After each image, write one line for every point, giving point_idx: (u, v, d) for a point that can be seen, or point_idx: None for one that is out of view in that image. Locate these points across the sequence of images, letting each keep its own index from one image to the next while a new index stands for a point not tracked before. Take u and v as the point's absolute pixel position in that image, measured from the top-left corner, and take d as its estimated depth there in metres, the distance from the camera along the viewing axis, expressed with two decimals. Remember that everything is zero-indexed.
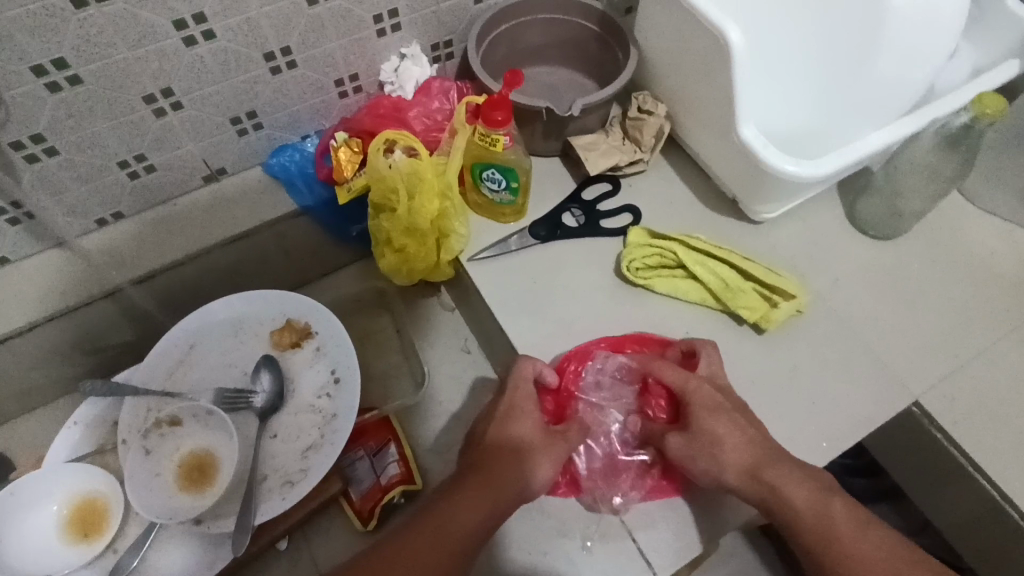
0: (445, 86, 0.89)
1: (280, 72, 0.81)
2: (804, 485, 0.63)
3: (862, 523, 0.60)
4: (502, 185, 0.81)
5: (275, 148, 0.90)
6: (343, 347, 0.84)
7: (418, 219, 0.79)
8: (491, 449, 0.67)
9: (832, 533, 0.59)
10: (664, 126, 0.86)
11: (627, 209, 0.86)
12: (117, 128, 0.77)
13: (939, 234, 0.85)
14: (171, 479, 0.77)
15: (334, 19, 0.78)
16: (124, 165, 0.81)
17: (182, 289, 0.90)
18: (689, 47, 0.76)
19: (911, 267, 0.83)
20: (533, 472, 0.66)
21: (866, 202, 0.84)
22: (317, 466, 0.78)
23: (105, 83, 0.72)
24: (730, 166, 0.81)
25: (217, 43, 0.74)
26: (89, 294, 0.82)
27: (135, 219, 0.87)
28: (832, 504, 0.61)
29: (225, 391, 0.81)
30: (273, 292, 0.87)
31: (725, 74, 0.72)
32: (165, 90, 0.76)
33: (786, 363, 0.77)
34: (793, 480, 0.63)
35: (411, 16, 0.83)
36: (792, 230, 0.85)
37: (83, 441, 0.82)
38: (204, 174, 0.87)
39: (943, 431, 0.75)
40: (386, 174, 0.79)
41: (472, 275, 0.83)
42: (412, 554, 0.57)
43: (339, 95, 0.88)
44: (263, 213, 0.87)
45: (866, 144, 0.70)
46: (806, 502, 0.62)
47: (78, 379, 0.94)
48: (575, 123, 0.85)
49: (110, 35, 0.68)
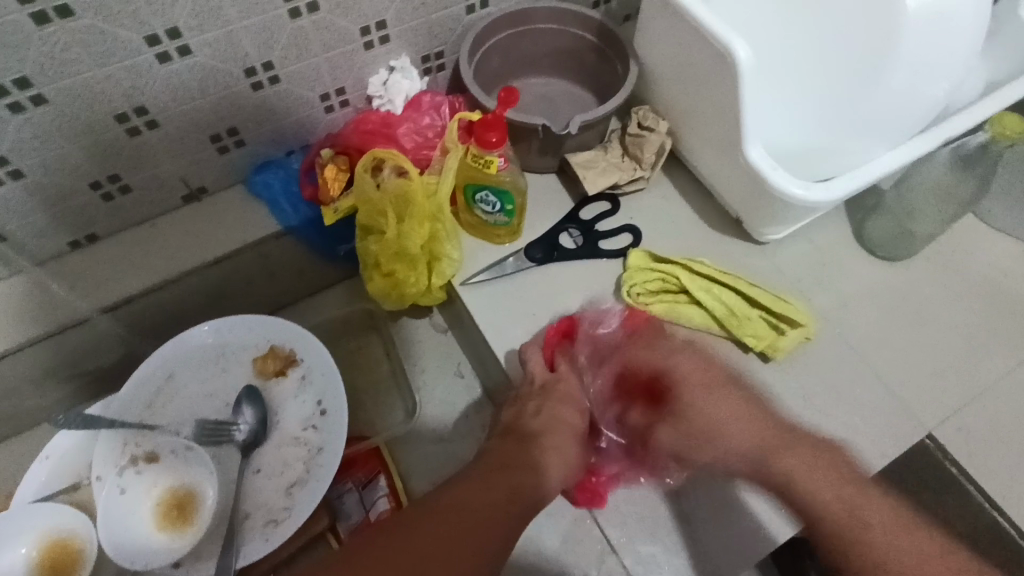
0: (436, 100, 0.85)
1: (262, 87, 0.77)
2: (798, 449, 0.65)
3: (905, 526, 0.58)
4: (497, 207, 0.77)
5: (258, 165, 0.86)
6: (328, 376, 0.80)
7: (409, 243, 0.76)
8: (515, 440, 0.67)
9: (855, 535, 0.58)
10: (666, 143, 0.82)
11: (627, 229, 0.82)
12: (88, 148, 0.72)
13: (950, 255, 0.82)
14: (149, 515, 0.73)
15: (318, 32, 0.74)
16: (98, 186, 0.77)
17: (162, 313, 0.86)
18: (692, 62, 0.73)
19: (923, 290, 0.79)
20: (545, 476, 0.64)
21: (875, 223, 0.81)
22: (301, 504, 0.74)
23: (73, 102, 0.67)
24: (733, 185, 0.78)
25: (193, 59, 0.69)
26: (62, 321, 0.78)
27: (110, 241, 0.83)
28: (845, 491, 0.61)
29: (206, 422, 0.76)
30: (255, 317, 0.83)
31: (732, 93, 0.68)
32: (139, 109, 0.71)
33: (794, 392, 0.73)
34: (812, 471, 0.63)
35: (400, 28, 0.79)
36: (799, 250, 0.82)
37: (52, 477, 0.77)
38: (183, 193, 0.83)
39: (958, 465, 0.72)
40: (371, 195, 0.76)
41: (465, 300, 0.79)
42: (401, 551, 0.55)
43: (325, 109, 0.84)
44: (245, 234, 0.83)
45: (877, 166, 0.67)
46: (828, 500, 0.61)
47: (53, 406, 0.90)
48: (572, 140, 0.81)
49: (75, 52, 0.63)
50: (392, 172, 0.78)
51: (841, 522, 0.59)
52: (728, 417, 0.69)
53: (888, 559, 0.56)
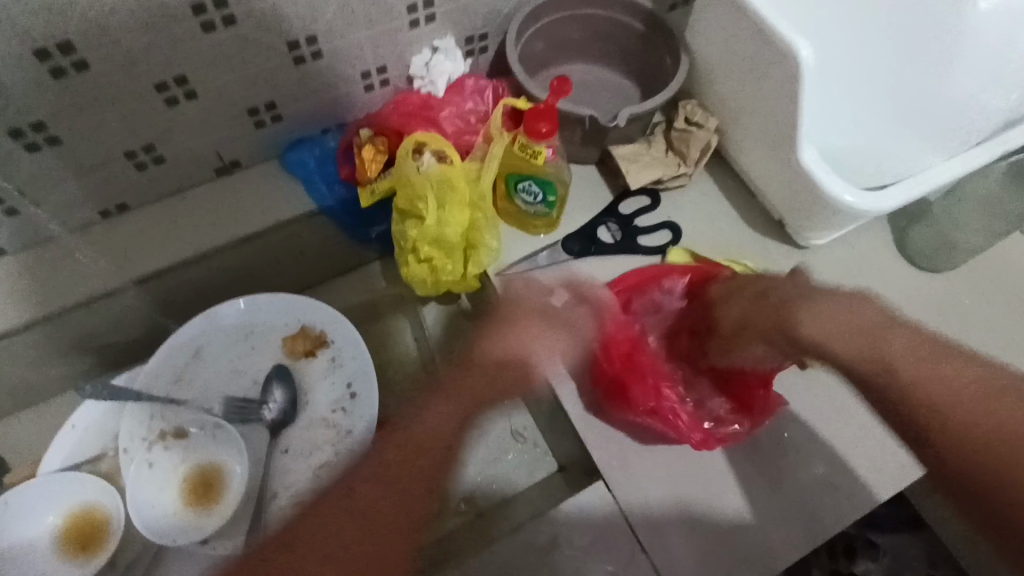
0: (479, 85, 0.83)
1: (304, 62, 0.75)
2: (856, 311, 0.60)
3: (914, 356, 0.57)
4: (539, 198, 0.76)
5: (293, 141, 0.84)
6: (359, 360, 0.79)
7: (447, 231, 0.75)
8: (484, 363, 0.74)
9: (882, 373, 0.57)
10: (713, 140, 0.80)
11: (666, 226, 0.81)
12: (127, 117, 0.71)
13: (994, 267, 0.80)
14: (176, 492, 0.75)
15: (365, 8, 0.72)
16: (132, 156, 0.75)
17: (192, 287, 0.85)
18: (749, 58, 0.71)
19: (966, 302, 0.78)
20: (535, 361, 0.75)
21: (918, 232, 0.81)
22: (330, 486, 0.73)
23: (114, 69, 0.65)
24: (781, 189, 0.76)
25: (238, 30, 0.67)
26: (89, 293, 0.77)
27: (141, 212, 0.81)
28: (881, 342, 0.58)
29: (235, 399, 0.79)
30: (286, 295, 0.81)
31: (789, 94, 0.66)
32: (179, 79, 0.70)
33: (828, 401, 0.74)
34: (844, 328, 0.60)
35: (446, 7, 0.76)
36: (841, 257, 0.81)
37: (82, 446, 0.76)
38: (217, 166, 0.82)
39: None
40: (414, 178, 0.75)
41: (500, 290, 0.78)
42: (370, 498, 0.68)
43: (364, 88, 0.82)
44: (279, 211, 0.82)
45: (936, 177, 0.65)
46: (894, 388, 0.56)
47: (77, 376, 0.89)
48: (617, 132, 0.79)
49: (119, 18, 0.61)
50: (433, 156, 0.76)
51: (881, 368, 0.57)
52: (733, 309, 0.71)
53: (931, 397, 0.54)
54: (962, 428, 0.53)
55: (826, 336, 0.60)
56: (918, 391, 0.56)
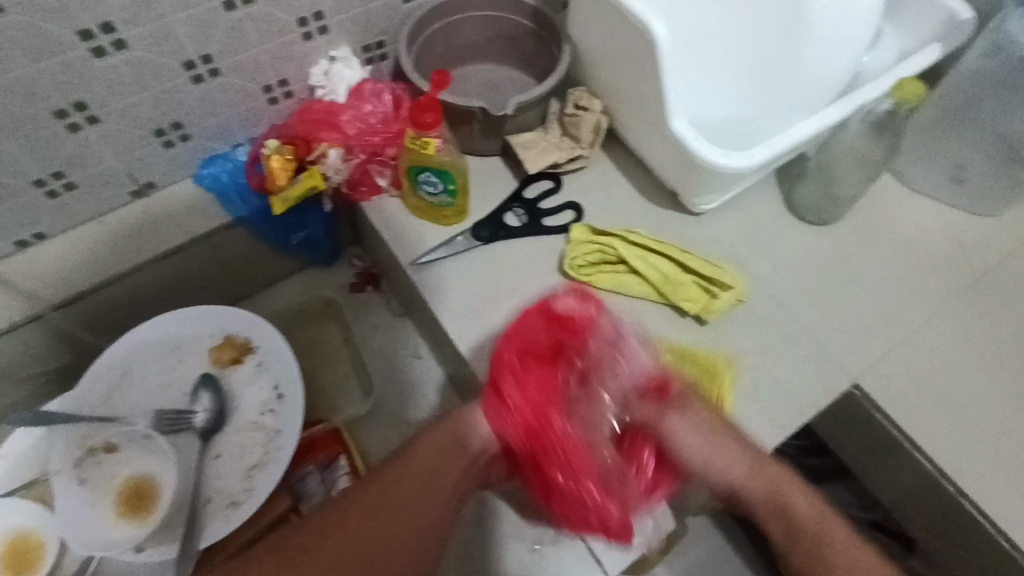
0: (377, 88, 0.86)
1: (202, 80, 0.77)
2: (801, 495, 0.67)
3: (829, 520, 0.66)
4: (440, 188, 0.80)
5: (204, 159, 0.87)
6: (285, 362, 0.81)
7: (659, 268, 0.79)
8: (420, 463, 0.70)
9: (822, 543, 0.65)
10: (602, 121, 0.85)
11: (569, 206, 0.85)
12: (29, 146, 0.73)
13: (873, 216, 0.86)
14: (109, 507, 0.75)
15: (255, 23, 0.75)
16: (41, 184, 0.77)
17: (118, 309, 0.88)
18: (620, 41, 0.76)
19: (850, 251, 0.84)
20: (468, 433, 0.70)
21: (802, 189, 0.85)
22: (261, 486, 0.76)
23: (11, 99, 0.68)
24: (667, 160, 0.81)
25: (130, 53, 0.70)
26: (12, 320, 0.80)
27: (59, 239, 0.83)
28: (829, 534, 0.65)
29: (165, 412, 0.78)
30: (208, 308, 0.83)
31: (654, 67, 0.72)
32: (78, 104, 0.72)
33: (728, 350, 0.78)
34: (804, 500, 0.67)
35: (337, 18, 0.81)
36: (733, 218, 0.86)
37: (11, 476, 0.77)
38: (131, 189, 0.84)
39: (882, 411, 0.77)
40: (645, 273, 0.79)
41: (416, 279, 0.82)
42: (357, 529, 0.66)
43: (269, 101, 0.85)
44: (195, 226, 0.85)
45: (794, 134, 0.70)
46: (806, 515, 0.66)
47: (11, 407, 0.91)
48: (512, 122, 0.84)
49: (8, 48, 0.64)
50: (320, 154, 0.84)
51: (816, 544, 0.65)
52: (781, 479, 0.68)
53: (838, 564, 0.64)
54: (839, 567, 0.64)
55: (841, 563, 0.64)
56: (818, 534, 0.66)
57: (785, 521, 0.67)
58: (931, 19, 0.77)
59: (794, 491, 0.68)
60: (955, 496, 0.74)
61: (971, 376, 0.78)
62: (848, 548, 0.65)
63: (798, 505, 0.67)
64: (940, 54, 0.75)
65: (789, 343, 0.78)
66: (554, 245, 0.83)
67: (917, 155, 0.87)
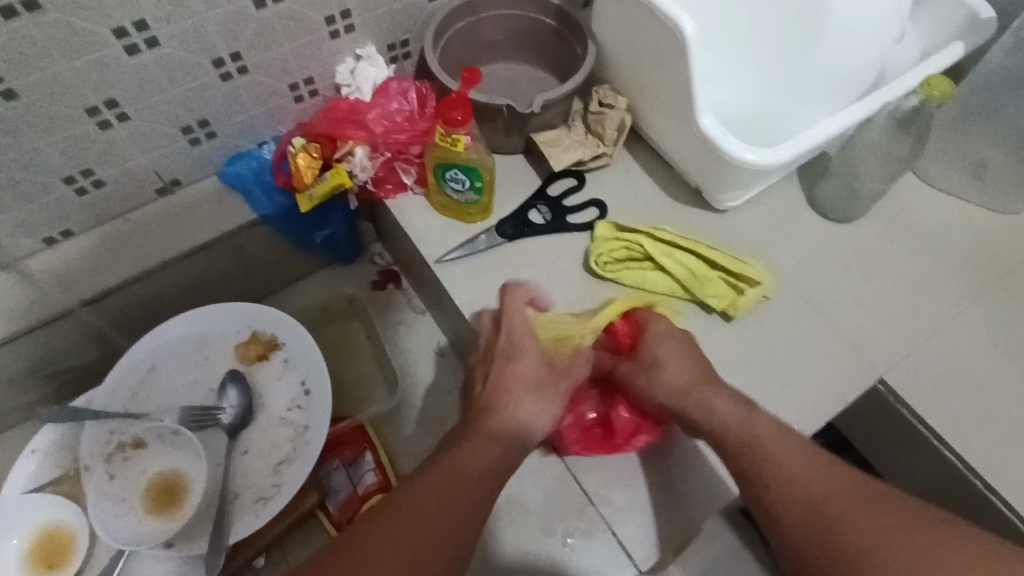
0: (403, 86, 0.86)
1: (231, 78, 0.78)
2: (725, 400, 0.68)
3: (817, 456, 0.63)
4: (466, 185, 0.80)
5: (230, 156, 0.87)
6: (311, 359, 0.82)
7: (687, 264, 0.79)
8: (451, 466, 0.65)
9: (753, 440, 0.65)
10: (625, 120, 0.86)
11: (593, 204, 0.86)
12: (59, 144, 0.74)
13: (896, 213, 0.87)
14: (139, 503, 0.76)
15: (284, 22, 0.76)
16: (70, 181, 0.78)
17: (143, 306, 0.88)
18: (645, 39, 0.76)
19: (873, 247, 0.84)
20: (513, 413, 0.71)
21: (826, 186, 0.85)
22: (290, 480, 0.76)
23: (45, 96, 0.69)
24: (692, 157, 0.81)
25: (161, 51, 0.71)
26: (40, 318, 0.80)
27: (86, 236, 0.84)
28: (753, 421, 0.66)
29: (192, 408, 0.79)
30: (234, 305, 0.84)
31: (681, 65, 0.72)
32: (109, 102, 0.73)
33: (755, 345, 0.78)
34: (718, 396, 0.69)
35: (363, 17, 0.81)
36: (755, 215, 0.86)
37: (42, 470, 0.77)
38: (158, 187, 0.85)
39: (908, 406, 0.77)
40: (670, 269, 0.79)
41: (441, 277, 0.82)
42: (395, 541, 0.59)
43: (294, 99, 0.85)
44: (221, 223, 0.85)
45: (820, 130, 0.71)
46: (727, 416, 0.67)
47: (35, 404, 0.92)
48: (536, 119, 0.84)
49: (44, 45, 0.65)
50: (347, 151, 0.85)
51: (745, 441, 0.65)
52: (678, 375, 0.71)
53: (785, 468, 0.63)
54: (797, 483, 0.62)
55: (787, 480, 0.62)
56: (744, 434, 0.66)
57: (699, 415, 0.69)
58: (954, 16, 0.77)
59: (725, 403, 0.68)
60: (982, 492, 0.74)
61: (997, 371, 0.78)
62: (816, 467, 0.63)
63: (711, 400, 0.69)
64: (962, 52, 0.75)
65: (816, 339, 0.78)
66: (579, 242, 0.84)
67: (938, 151, 0.87)
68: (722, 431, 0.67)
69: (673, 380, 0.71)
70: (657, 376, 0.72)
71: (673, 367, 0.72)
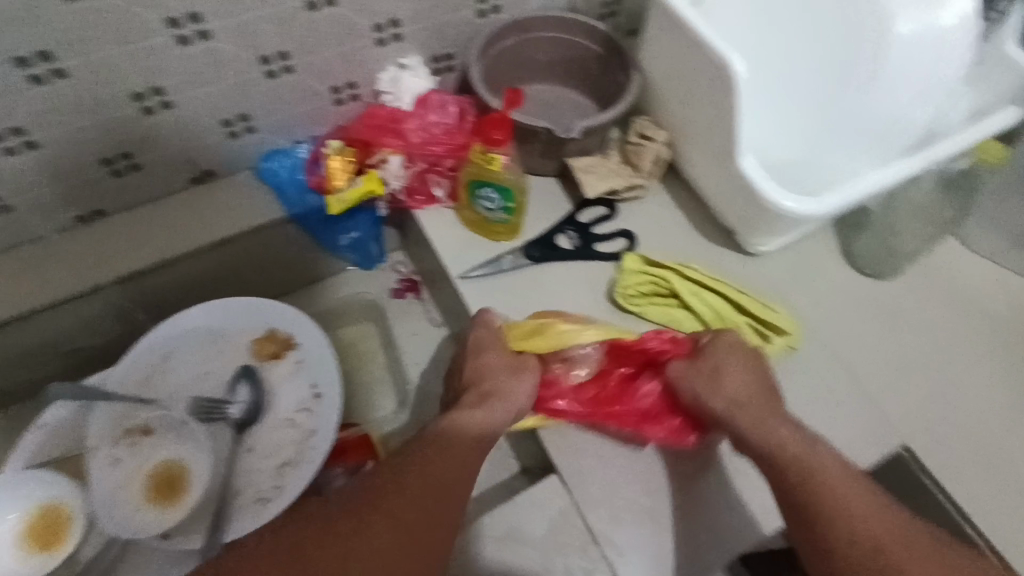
0: (444, 99, 0.85)
1: (275, 76, 0.78)
2: (808, 442, 0.64)
3: (900, 525, 0.59)
4: (497, 204, 0.80)
5: (266, 152, 0.87)
6: (325, 363, 0.82)
7: (715, 306, 0.78)
8: (435, 444, 0.64)
9: (829, 485, 0.60)
10: (660, 152, 0.84)
11: (622, 234, 0.85)
12: (102, 125, 0.74)
13: (933, 274, 0.85)
14: (140, 490, 0.74)
15: (333, 26, 0.76)
16: (109, 162, 0.79)
17: (168, 291, 0.89)
18: (692, 76, 0.75)
19: (906, 306, 0.82)
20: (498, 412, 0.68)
21: (863, 240, 0.84)
22: (292, 484, 0.75)
23: (93, 78, 0.69)
24: (729, 199, 0.79)
25: (209, 44, 0.71)
26: (62, 294, 0.80)
27: (118, 216, 0.85)
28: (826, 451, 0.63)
29: (202, 399, 0.80)
30: (253, 300, 0.84)
31: (728, 105, 0.71)
32: (154, 89, 0.73)
33: None
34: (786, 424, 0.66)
35: (412, 27, 0.81)
36: (788, 261, 0.85)
37: (44, 447, 0.78)
38: (192, 175, 0.85)
39: (931, 477, 0.74)
40: (696, 310, 0.78)
41: (463, 294, 0.81)
42: (375, 523, 0.59)
43: (334, 102, 0.85)
44: (250, 217, 0.85)
45: (865, 184, 0.69)
46: (800, 451, 0.63)
47: (48, 378, 0.92)
48: (574, 145, 0.84)
49: (97, 29, 0.65)
50: (381, 159, 0.86)
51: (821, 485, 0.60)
52: (731, 381, 0.70)
53: (885, 545, 0.57)
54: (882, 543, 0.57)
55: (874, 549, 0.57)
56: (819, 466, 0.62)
57: (775, 453, 0.63)
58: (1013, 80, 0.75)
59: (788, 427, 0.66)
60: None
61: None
62: (910, 549, 0.57)
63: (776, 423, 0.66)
64: (1017, 117, 0.73)
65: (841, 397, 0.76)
66: (605, 272, 0.83)
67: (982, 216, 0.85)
68: (797, 462, 0.62)
69: (733, 391, 0.69)
70: (715, 381, 0.70)
71: (736, 377, 0.70)
